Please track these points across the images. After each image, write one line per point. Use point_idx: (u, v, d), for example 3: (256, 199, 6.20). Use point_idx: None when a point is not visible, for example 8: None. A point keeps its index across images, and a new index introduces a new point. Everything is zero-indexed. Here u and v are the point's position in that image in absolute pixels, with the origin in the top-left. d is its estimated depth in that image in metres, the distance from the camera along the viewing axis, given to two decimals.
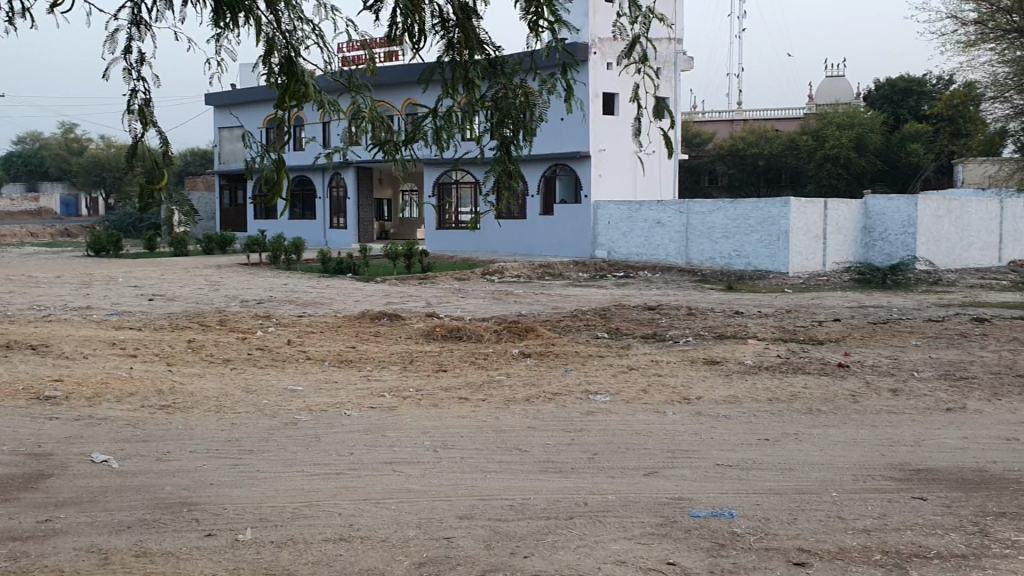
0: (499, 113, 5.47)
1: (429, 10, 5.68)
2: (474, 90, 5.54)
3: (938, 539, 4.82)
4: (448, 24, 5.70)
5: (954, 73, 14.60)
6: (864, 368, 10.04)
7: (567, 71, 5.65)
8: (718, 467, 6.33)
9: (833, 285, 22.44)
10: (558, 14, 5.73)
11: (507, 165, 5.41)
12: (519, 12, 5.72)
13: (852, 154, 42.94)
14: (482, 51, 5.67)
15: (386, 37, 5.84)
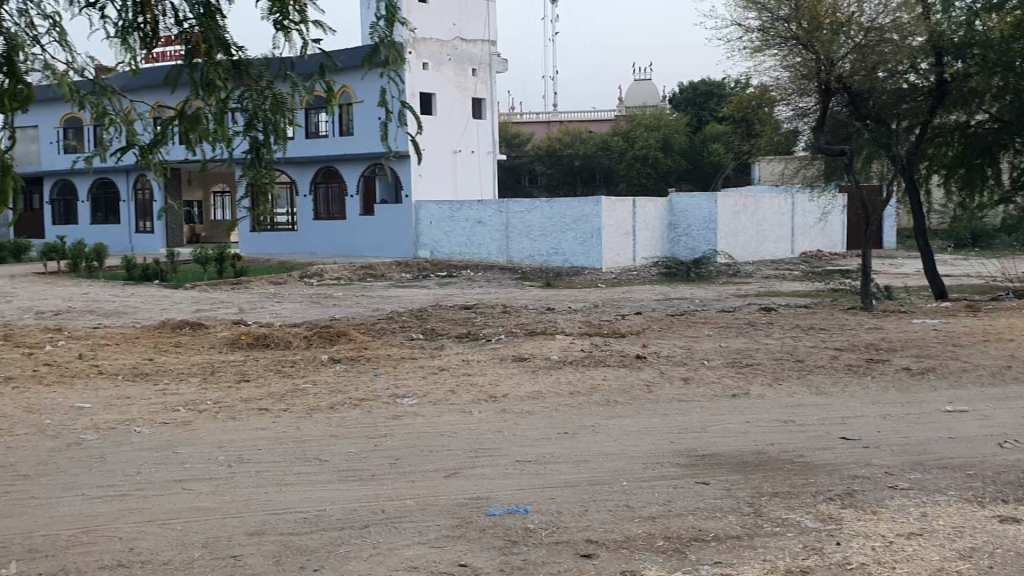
0: (251, 115, 5.20)
1: (166, 7, 5.41)
2: (222, 89, 5.23)
3: (717, 521, 5.06)
4: (187, 23, 5.44)
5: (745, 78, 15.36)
6: (660, 359, 10.48)
7: (322, 73, 5.50)
8: (516, 463, 6.43)
9: (643, 280, 23.33)
10: (304, 15, 5.61)
11: (263, 170, 5.16)
12: (263, 11, 5.54)
13: (659, 154, 45.16)
14: (228, 52, 5.41)
15: (130, 36, 5.51)
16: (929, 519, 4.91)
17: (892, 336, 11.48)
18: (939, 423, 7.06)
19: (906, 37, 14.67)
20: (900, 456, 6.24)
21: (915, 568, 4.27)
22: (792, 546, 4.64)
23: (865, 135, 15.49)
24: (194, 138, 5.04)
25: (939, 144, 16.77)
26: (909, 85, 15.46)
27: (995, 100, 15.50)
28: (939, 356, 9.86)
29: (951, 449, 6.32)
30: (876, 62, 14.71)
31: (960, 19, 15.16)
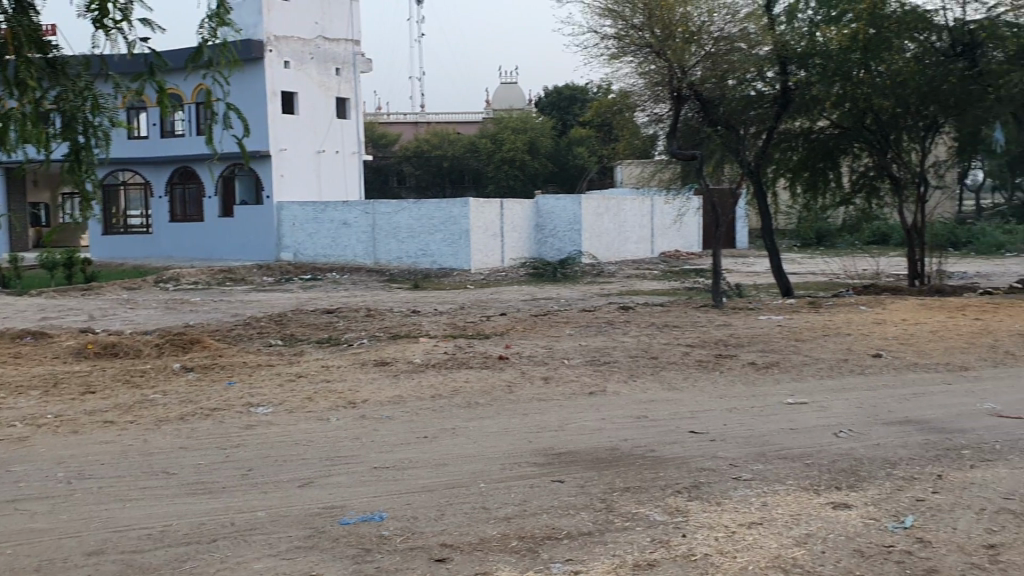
0: (69, 120, 5.37)
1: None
2: (37, 91, 5.33)
3: (570, 519, 5.14)
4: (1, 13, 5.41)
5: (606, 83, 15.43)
6: (522, 359, 10.58)
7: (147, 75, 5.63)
8: (373, 470, 6.36)
9: (511, 280, 23.56)
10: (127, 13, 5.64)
11: (83, 177, 5.27)
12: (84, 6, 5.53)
13: (526, 157, 45.84)
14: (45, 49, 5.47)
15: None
16: (769, 508, 5.13)
17: (741, 332, 11.95)
18: (780, 415, 7.39)
19: (753, 47, 15.20)
20: (744, 448, 6.50)
21: (754, 556, 4.45)
22: (640, 539, 4.77)
23: (717, 138, 16.12)
24: (13, 140, 5.26)
25: (784, 149, 17.66)
26: (756, 93, 16.12)
27: (834, 109, 16.59)
28: (782, 351, 10.34)
29: (790, 440, 6.62)
30: (726, 71, 15.10)
31: (802, 29, 15.98)
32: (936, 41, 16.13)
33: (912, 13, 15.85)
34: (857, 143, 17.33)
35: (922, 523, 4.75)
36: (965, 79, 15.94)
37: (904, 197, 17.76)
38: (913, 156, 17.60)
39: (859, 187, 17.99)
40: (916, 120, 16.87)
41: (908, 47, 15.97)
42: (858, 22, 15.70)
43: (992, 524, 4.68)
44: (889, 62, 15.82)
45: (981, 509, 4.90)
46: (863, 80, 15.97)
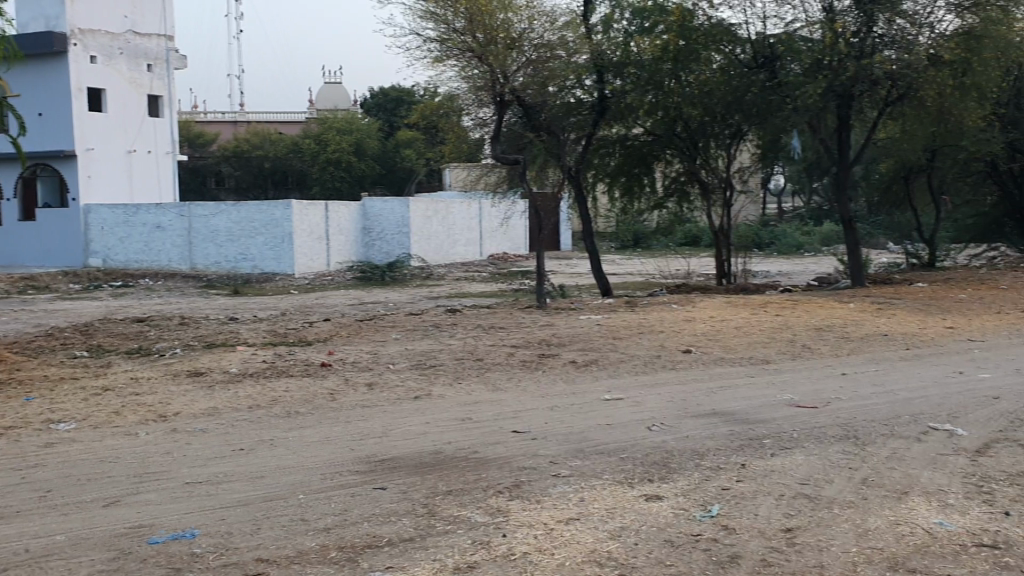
0: None
1: None
2: None
3: (390, 526, 5.09)
4: None
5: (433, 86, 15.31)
6: (345, 366, 10.42)
7: None
8: (185, 486, 6.08)
9: (336, 284, 23.18)
10: None
11: None
12: None
13: (352, 158, 44.87)
14: None
15: None
16: (586, 504, 5.26)
17: (562, 332, 12.22)
18: (598, 412, 7.61)
19: (571, 54, 15.54)
20: (564, 445, 6.64)
21: (571, 552, 4.54)
22: (461, 542, 4.78)
23: (539, 145, 16.31)
24: None
25: (602, 154, 18.21)
26: (576, 100, 16.57)
27: (648, 117, 17.26)
28: (601, 349, 10.67)
29: (607, 435, 6.82)
30: (547, 78, 15.34)
31: (618, 39, 16.64)
32: (739, 54, 16.76)
33: (718, 26, 16.54)
34: (669, 150, 18.07)
35: (727, 510, 4.99)
36: (765, 89, 16.48)
37: (711, 202, 18.82)
38: (720, 162, 18.63)
39: (671, 192, 18.84)
40: (723, 128, 17.80)
41: (714, 58, 16.82)
42: (669, 33, 16.47)
43: (789, 508, 4.98)
44: (698, 72, 16.83)
45: (780, 495, 5.21)
46: (673, 90, 16.90)
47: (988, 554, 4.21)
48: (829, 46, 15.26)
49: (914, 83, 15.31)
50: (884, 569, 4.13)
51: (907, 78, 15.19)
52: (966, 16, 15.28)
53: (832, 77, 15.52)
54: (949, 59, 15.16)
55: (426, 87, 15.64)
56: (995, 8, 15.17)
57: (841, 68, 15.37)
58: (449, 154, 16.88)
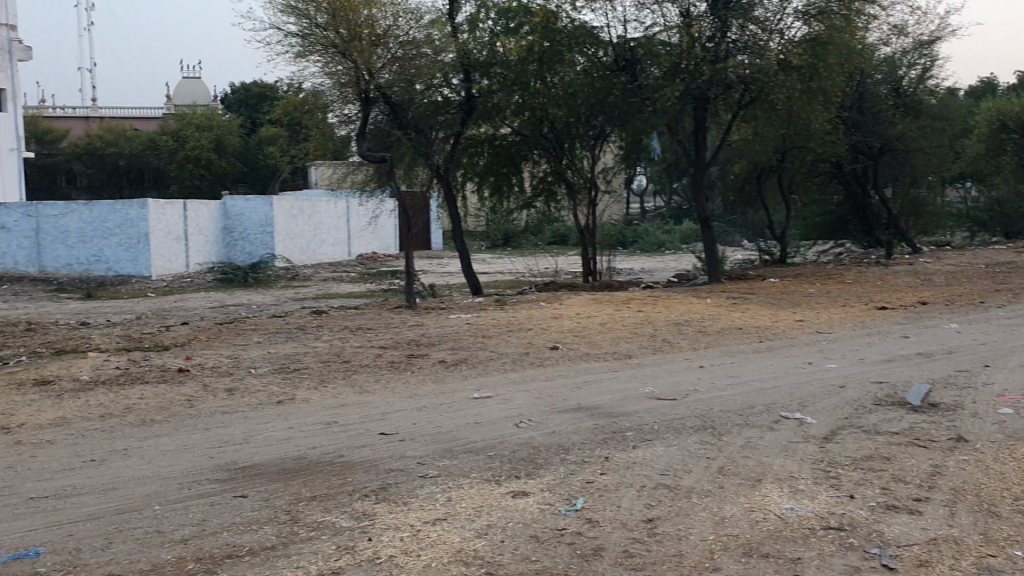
0: None
1: None
2: None
3: (251, 535, 4.94)
4: None
5: (297, 81, 14.94)
6: (204, 371, 10.07)
7: None
8: (30, 501, 5.74)
9: (196, 286, 22.40)
10: None
11: None
12: None
13: (213, 156, 43.45)
14: None
15: None
16: (452, 503, 5.24)
17: (430, 332, 12.18)
18: (465, 410, 7.61)
19: (438, 53, 15.43)
20: (431, 445, 6.60)
21: (438, 553, 4.52)
22: (325, 548, 4.68)
23: (406, 142, 16.29)
24: None
25: (471, 154, 18.22)
26: (443, 99, 16.58)
27: (515, 117, 17.42)
28: (469, 348, 10.69)
29: (475, 434, 6.82)
30: (413, 75, 15.20)
31: (483, 38, 16.46)
32: (602, 56, 17.10)
33: (581, 29, 16.88)
34: (537, 150, 18.28)
35: (591, 504, 5.07)
36: (626, 91, 16.88)
37: (578, 200, 19.13)
38: (585, 162, 19.00)
39: (539, 191, 19.07)
40: (587, 129, 18.25)
41: (578, 60, 17.09)
42: (533, 34, 16.62)
43: (650, 499, 5.10)
44: (563, 74, 17.09)
45: (641, 487, 5.32)
46: (539, 91, 17.10)
47: (834, 536, 4.41)
48: (686, 50, 15.72)
49: (765, 87, 15.95)
50: (739, 555, 4.27)
51: (758, 82, 15.81)
52: (813, 24, 15.84)
53: (689, 80, 15.98)
54: (797, 65, 15.88)
55: (290, 82, 15.21)
56: (840, 15, 15.69)
57: (698, 71, 15.83)
58: (314, 152, 16.59)
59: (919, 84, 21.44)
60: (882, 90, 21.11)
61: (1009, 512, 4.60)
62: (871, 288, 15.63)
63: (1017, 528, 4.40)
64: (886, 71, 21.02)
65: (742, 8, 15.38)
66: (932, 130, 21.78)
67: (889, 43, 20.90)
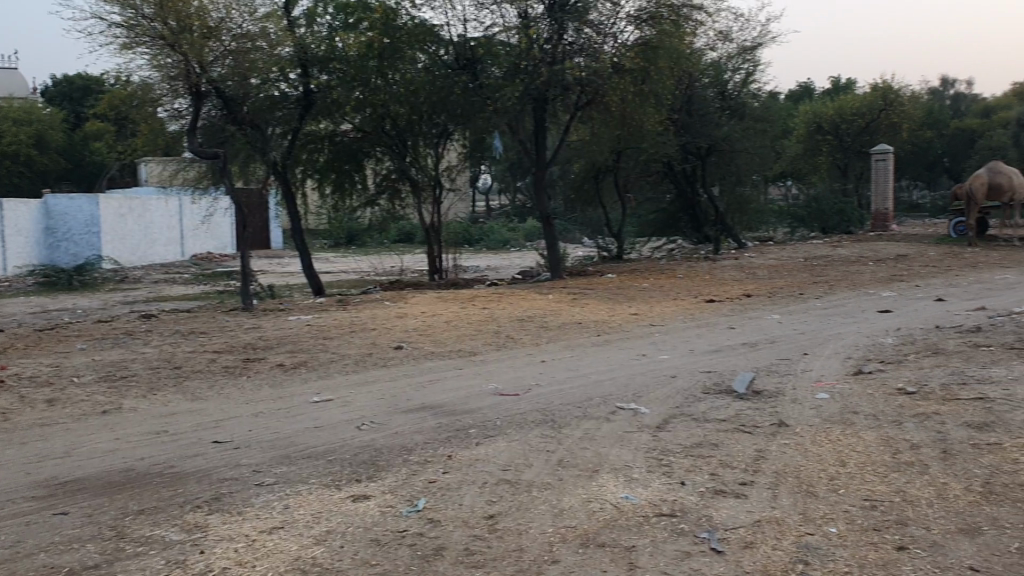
0: None
1: None
2: None
3: (72, 554, 4.65)
4: None
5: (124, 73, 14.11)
6: (20, 382, 9.41)
7: None
8: None
9: (14, 291, 20.97)
10: None
11: None
12: None
13: (33, 152, 40.53)
14: None
15: None
16: (290, 511, 5.10)
17: (268, 334, 11.84)
18: (304, 415, 7.43)
19: (274, 47, 14.96)
20: (268, 452, 6.41)
21: (272, 563, 4.39)
22: (153, 564, 4.46)
23: (240, 138, 15.85)
24: None
25: (310, 151, 17.82)
26: (280, 94, 16.14)
27: (356, 113, 17.19)
28: (310, 350, 10.47)
29: (314, 438, 6.68)
30: (248, 70, 14.64)
31: (320, 33, 16.36)
32: (442, 54, 16.96)
33: (421, 26, 16.69)
34: (378, 147, 18.05)
35: (432, 503, 5.05)
36: (468, 91, 16.73)
37: (422, 198, 19.02)
38: (428, 160, 18.92)
39: (382, 189, 18.76)
40: (430, 127, 18.23)
41: (419, 58, 16.98)
42: (373, 31, 16.44)
43: (491, 496, 5.12)
44: (403, 71, 16.97)
45: (482, 483, 5.35)
46: (380, 87, 16.90)
47: (666, 523, 4.55)
48: (524, 50, 15.97)
49: (601, 89, 16.33)
50: (576, 546, 4.34)
51: (594, 84, 16.16)
52: (645, 29, 16.36)
53: (528, 80, 16.14)
54: (629, 68, 16.36)
55: (116, 74, 14.38)
56: (669, 21, 16.28)
57: (536, 71, 16.07)
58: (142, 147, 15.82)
59: (742, 87, 22.47)
60: (709, 93, 22.10)
61: (826, 491, 4.89)
62: (703, 281, 16.30)
63: (833, 506, 4.68)
64: (712, 75, 22.00)
65: (578, 11, 15.68)
66: (755, 131, 22.94)
67: (715, 48, 21.94)
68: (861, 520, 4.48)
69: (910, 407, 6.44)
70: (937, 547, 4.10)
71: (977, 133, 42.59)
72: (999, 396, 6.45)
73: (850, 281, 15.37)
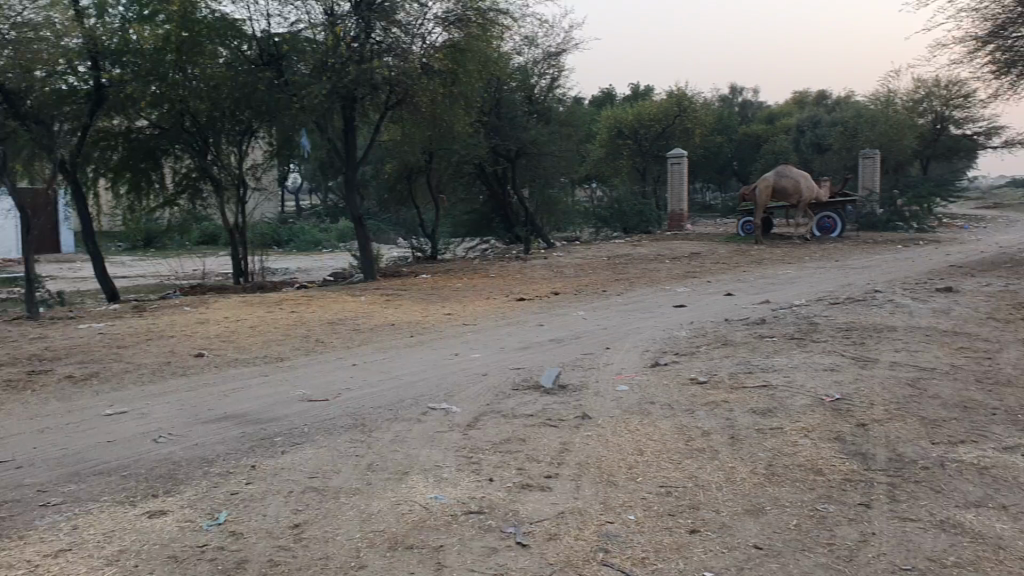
0: None
1: None
2: None
3: None
4: None
5: None
6: None
7: None
8: None
9: None
10: None
11: None
12: None
13: None
14: None
15: None
16: (78, 532, 4.78)
17: (55, 344, 11.04)
18: (97, 428, 7.00)
19: (60, 37, 13.94)
20: (55, 470, 6.00)
21: None
22: None
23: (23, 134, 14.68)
24: None
25: (102, 148, 16.80)
26: (68, 87, 15.12)
27: (152, 109, 16.46)
28: (102, 360, 9.86)
29: (106, 454, 6.30)
30: (31, 62, 13.59)
31: (112, 24, 15.45)
32: (245, 49, 16.32)
33: (222, 21, 15.99)
34: (177, 145, 17.31)
35: (235, 516, 4.87)
36: (273, 87, 16.32)
37: (225, 198, 18.46)
38: (232, 158, 18.37)
39: (182, 188, 18.16)
40: (233, 125, 17.63)
41: (220, 53, 16.27)
42: (170, 23, 15.64)
43: (297, 504, 5.00)
44: (203, 66, 16.26)
45: (288, 492, 5.21)
46: (178, 82, 16.24)
47: (473, 520, 4.59)
48: (331, 48, 15.58)
49: (409, 89, 16.27)
50: (384, 550, 4.31)
51: (403, 84, 16.10)
52: (453, 31, 16.49)
53: (335, 79, 15.76)
54: (438, 69, 16.42)
55: None
56: (476, 24, 16.51)
57: (343, 71, 15.72)
58: None
59: (548, 92, 23.03)
60: (517, 97, 22.48)
61: (625, 479, 5.08)
62: (511, 280, 16.60)
63: (631, 494, 4.87)
64: (520, 79, 22.38)
65: (387, 10, 15.53)
66: (560, 134, 23.57)
67: (521, 53, 22.30)
68: (658, 506, 4.68)
69: (703, 395, 6.80)
70: (725, 528, 4.35)
71: (762, 139, 45.58)
72: (780, 383, 6.92)
73: (650, 278, 16.05)
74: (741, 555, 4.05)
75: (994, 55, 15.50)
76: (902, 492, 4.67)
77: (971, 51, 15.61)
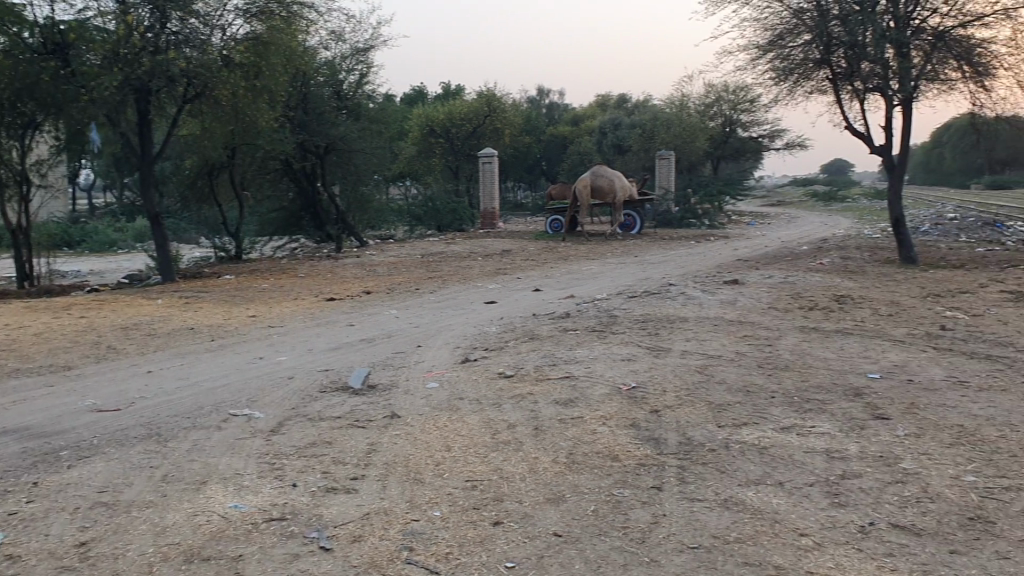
0: None
1: None
2: None
3: None
4: None
5: None
6: None
7: None
8: None
9: None
10: None
11: None
12: None
13: None
14: None
15: None
16: None
17: None
18: None
19: None
20: None
21: None
22: None
23: None
24: None
25: None
26: None
27: None
28: None
29: None
30: None
31: None
32: (26, 36, 15.12)
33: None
34: None
35: (13, 539, 4.52)
36: (58, 78, 15.18)
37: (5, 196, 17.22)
38: (13, 153, 17.15)
39: None
40: (14, 118, 16.34)
41: None
42: None
43: (84, 521, 4.71)
44: None
45: (74, 509, 4.90)
46: None
47: (275, 527, 4.48)
48: (122, 38, 14.56)
49: (208, 82, 15.64)
50: (179, 563, 4.13)
51: (202, 77, 15.48)
52: (254, 23, 16.21)
53: (128, 71, 14.84)
54: (239, 63, 15.97)
55: None
56: (278, 17, 16.38)
57: (137, 62, 14.80)
58: None
59: (357, 88, 22.73)
60: (325, 92, 22.05)
61: (431, 476, 5.10)
62: (321, 280, 16.30)
63: (436, 490, 4.89)
64: (327, 75, 21.98)
65: (182, 1, 14.86)
66: (370, 131, 23.35)
67: (327, 48, 22.04)
68: (463, 501, 4.72)
69: (508, 389, 6.92)
70: (526, 519, 4.44)
71: (568, 139, 46.91)
72: (581, 374, 7.15)
73: (460, 275, 16.16)
74: (540, 544, 4.15)
75: (773, 63, 16.60)
76: (691, 474, 4.93)
77: (753, 59, 16.62)
